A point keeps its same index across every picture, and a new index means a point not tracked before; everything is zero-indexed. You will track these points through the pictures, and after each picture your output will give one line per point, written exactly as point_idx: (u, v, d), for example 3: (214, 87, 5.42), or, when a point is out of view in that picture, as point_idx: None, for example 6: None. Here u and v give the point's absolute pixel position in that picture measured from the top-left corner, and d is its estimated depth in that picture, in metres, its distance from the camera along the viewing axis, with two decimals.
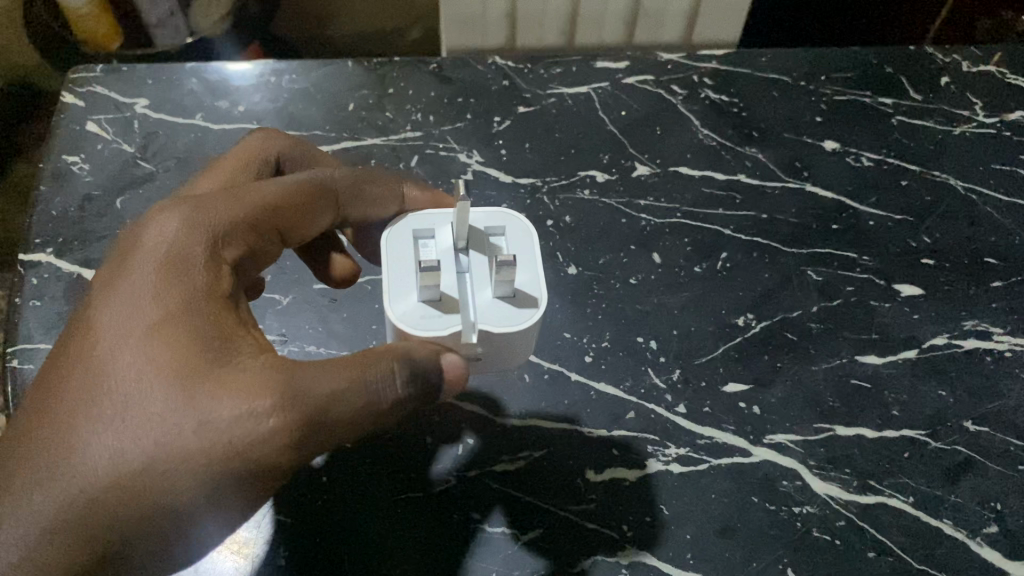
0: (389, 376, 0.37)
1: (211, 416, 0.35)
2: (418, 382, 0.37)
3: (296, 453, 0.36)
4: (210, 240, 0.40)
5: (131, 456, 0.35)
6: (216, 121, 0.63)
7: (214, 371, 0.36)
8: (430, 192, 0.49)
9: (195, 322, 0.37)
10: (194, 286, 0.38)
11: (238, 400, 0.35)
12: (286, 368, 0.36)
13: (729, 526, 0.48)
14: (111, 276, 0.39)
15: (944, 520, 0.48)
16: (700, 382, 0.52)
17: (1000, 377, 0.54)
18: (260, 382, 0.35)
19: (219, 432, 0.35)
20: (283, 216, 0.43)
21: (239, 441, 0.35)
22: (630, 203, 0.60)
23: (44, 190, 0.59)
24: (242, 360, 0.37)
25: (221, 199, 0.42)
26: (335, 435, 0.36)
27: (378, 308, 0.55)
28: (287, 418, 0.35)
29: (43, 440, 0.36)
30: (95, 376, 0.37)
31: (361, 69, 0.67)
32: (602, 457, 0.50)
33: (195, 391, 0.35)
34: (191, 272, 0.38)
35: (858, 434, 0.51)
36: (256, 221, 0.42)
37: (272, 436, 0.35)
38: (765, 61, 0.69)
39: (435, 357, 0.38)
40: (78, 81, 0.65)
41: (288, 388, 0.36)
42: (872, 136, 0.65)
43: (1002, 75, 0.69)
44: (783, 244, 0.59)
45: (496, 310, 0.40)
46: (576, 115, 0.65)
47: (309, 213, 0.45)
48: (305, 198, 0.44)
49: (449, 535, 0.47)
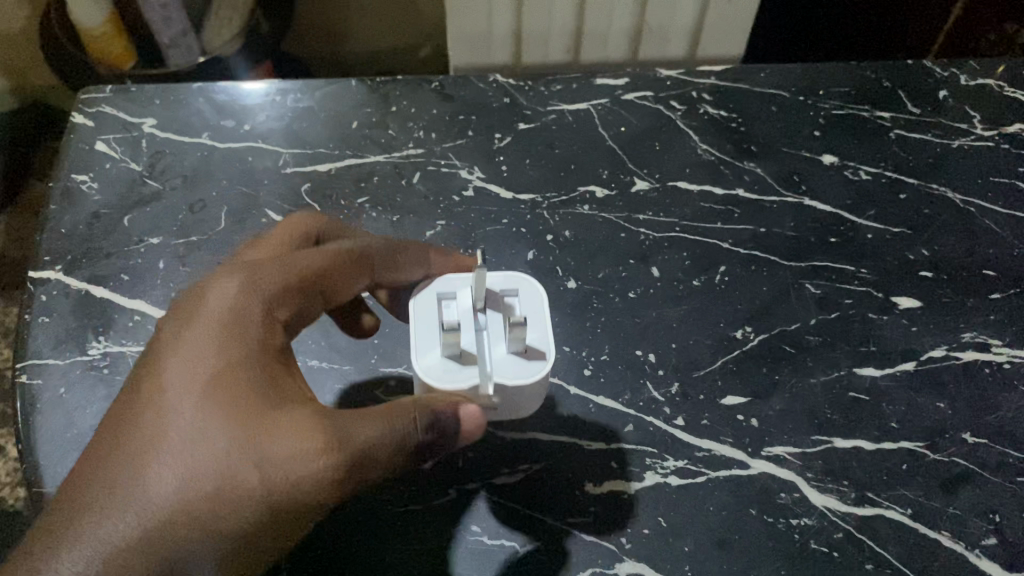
0: (413, 422, 0.38)
1: (269, 458, 0.38)
2: (436, 428, 0.38)
3: (340, 492, 0.38)
4: (265, 300, 0.42)
5: (194, 493, 0.37)
6: (222, 140, 0.65)
7: (270, 417, 0.39)
8: (452, 258, 0.50)
9: (253, 374, 0.40)
10: (251, 342, 0.41)
11: (294, 443, 0.38)
12: (334, 416, 0.39)
13: (728, 538, 0.48)
14: (173, 329, 0.41)
15: (942, 533, 0.48)
16: (699, 395, 0.53)
17: (999, 389, 0.54)
18: (312, 428, 0.38)
19: (277, 472, 0.37)
20: (327, 278, 0.45)
21: (294, 480, 0.37)
22: (629, 218, 0.61)
23: (54, 209, 0.61)
24: (295, 408, 0.39)
25: (271, 261, 0.44)
26: (375, 476, 0.39)
27: (380, 323, 0.56)
28: (336, 460, 0.38)
29: (104, 479, 0.38)
30: (153, 419, 0.39)
31: (365, 87, 0.68)
32: (601, 469, 0.50)
33: (254, 434, 0.38)
34: (248, 328, 0.41)
35: (857, 446, 0.51)
36: (304, 283, 0.44)
37: (323, 476, 0.37)
38: (764, 76, 0.70)
39: (455, 408, 0.39)
40: (89, 101, 0.67)
41: (336, 432, 0.38)
42: (871, 150, 0.65)
43: (1001, 88, 0.70)
44: (781, 258, 0.59)
45: (509, 363, 0.41)
46: (575, 131, 0.66)
47: (348, 276, 0.46)
48: (346, 264, 0.46)
49: (448, 547, 0.47)
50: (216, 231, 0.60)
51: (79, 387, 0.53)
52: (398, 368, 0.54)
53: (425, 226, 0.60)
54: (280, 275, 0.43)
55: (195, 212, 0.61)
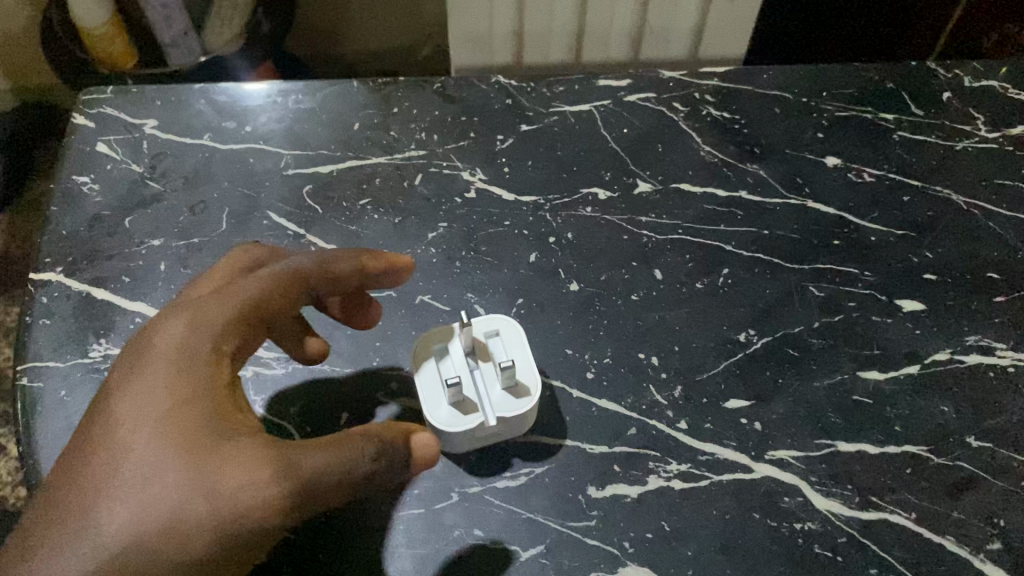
0: (361, 453, 0.40)
1: (216, 489, 0.37)
2: (386, 457, 0.40)
3: (289, 520, 0.38)
4: (212, 334, 0.42)
5: (142, 530, 0.37)
6: (223, 141, 0.64)
7: (218, 449, 0.38)
8: (388, 260, 0.48)
9: (200, 408, 0.39)
10: (198, 375, 0.40)
11: (241, 474, 0.38)
12: (282, 444, 0.39)
13: (731, 542, 0.48)
14: (124, 369, 0.41)
15: (947, 537, 0.48)
16: (702, 398, 0.53)
17: (1003, 392, 0.53)
18: (258, 458, 0.38)
19: (223, 503, 0.37)
20: (271, 307, 0.44)
21: (240, 510, 0.37)
22: (632, 220, 0.61)
23: (55, 210, 0.61)
24: (242, 438, 0.39)
25: (216, 294, 0.43)
26: (323, 504, 0.39)
27: (382, 326, 0.55)
28: (283, 488, 0.38)
29: (54, 521, 0.38)
30: (106, 455, 0.39)
31: (367, 89, 0.68)
32: (604, 473, 0.50)
33: (202, 467, 0.38)
34: (195, 362, 0.41)
35: (860, 450, 0.51)
36: (249, 314, 0.43)
37: (270, 505, 0.38)
38: (767, 77, 0.70)
39: (405, 439, 0.41)
40: (89, 102, 0.67)
41: (283, 460, 0.38)
42: (874, 152, 0.65)
43: (1005, 89, 0.69)
44: (785, 260, 0.59)
45: (506, 398, 0.48)
46: (577, 132, 0.66)
47: (293, 301, 0.45)
48: (289, 290, 0.45)
49: (449, 550, 0.47)
50: (217, 233, 0.60)
51: (79, 390, 0.53)
52: (399, 371, 0.54)
53: (427, 228, 0.60)
54: (224, 308, 0.43)
55: (196, 213, 0.61)
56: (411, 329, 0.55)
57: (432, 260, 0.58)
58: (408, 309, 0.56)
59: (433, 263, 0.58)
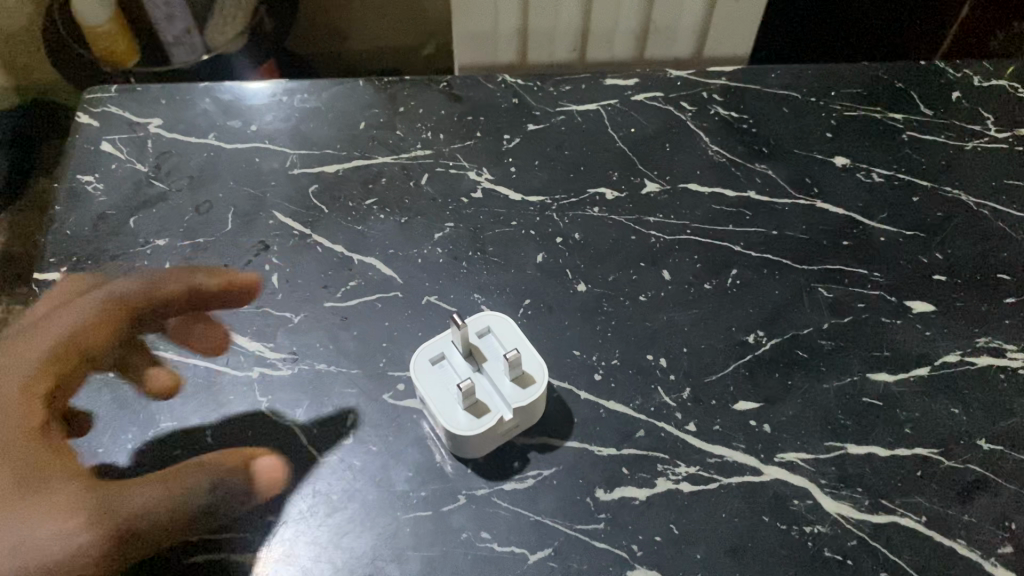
0: (193, 487, 0.48)
1: (32, 539, 0.44)
2: (217, 490, 0.48)
3: (117, 560, 0.45)
4: (22, 392, 0.48)
5: None
6: (228, 140, 0.64)
7: (32, 502, 0.45)
8: (220, 275, 0.57)
9: (10, 467, 0.46)
10: (10, 435, 0.47)
11: (53, 526, 0.45)
12: (101, 493, 0.46)
13: (741, 546, 0.47)
14: None
15: (957, 541, 0.48)
16: (711, 400, 0.52)
17: (1014, 394, 0.53)
18: (76, 504, 0.46)
19: (49, 552, 0.44)
20: (67, 362, 0.50)
21: (60, 557, 0.44)
22: (639, 220, 0.61)
23: (59, 210, 0.61)
24: (58, 484, 0.46)
25: (13, 351, 0.49)
26: (147, 543, 0.46)
27: (388, 327, 0.55)
28: (99, 534, 0.45)
29: None
30: None
31: (372, 88, 0.68)
32: (612, 475, 0.50)
33: (21, 513, 0.45)
34: (5, 423, 0.47)
35: (870, 452, 0.51)
36: (59, 363, 0.50)
37: (86, 550, 0.44)
38: (774, 77, 0.69)
39: (245, 468, 0.49)
40: (93, 101, 0.67)
41: (105, 508, 0.46)
42: (883, 152, 0.65)
43: (1015, 88, 0.69)
44: (793, 261, 0.59)
45: (516, 389, 0.48)
46: (584, 132, 0.66)
47: (104, 347, 0.52)
48: (93, 332, 0.51)
49: (457, 553, 0.47)
50: (222, 233, 0.59)
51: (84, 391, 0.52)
52: (406, 373, 0.53)
53: (433, 228, 0.60)
54: (24, 367, 0.49)
55: (201, 213, 0.60)
56: (418, 330, 0.55)
57: (438, 260, 0.58)
58: (415, 310, 0.56)
59: (440, 263, 0.58)
